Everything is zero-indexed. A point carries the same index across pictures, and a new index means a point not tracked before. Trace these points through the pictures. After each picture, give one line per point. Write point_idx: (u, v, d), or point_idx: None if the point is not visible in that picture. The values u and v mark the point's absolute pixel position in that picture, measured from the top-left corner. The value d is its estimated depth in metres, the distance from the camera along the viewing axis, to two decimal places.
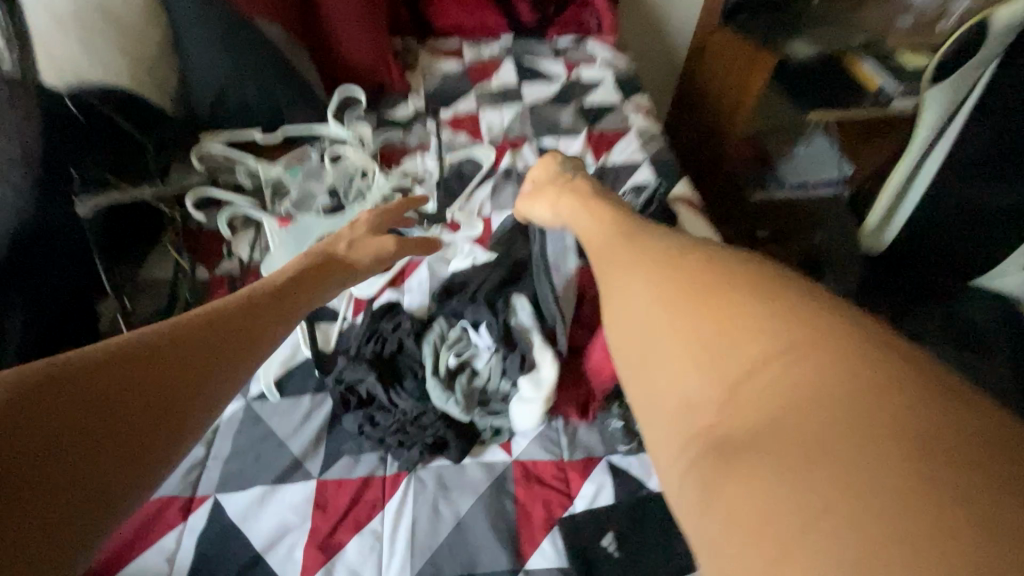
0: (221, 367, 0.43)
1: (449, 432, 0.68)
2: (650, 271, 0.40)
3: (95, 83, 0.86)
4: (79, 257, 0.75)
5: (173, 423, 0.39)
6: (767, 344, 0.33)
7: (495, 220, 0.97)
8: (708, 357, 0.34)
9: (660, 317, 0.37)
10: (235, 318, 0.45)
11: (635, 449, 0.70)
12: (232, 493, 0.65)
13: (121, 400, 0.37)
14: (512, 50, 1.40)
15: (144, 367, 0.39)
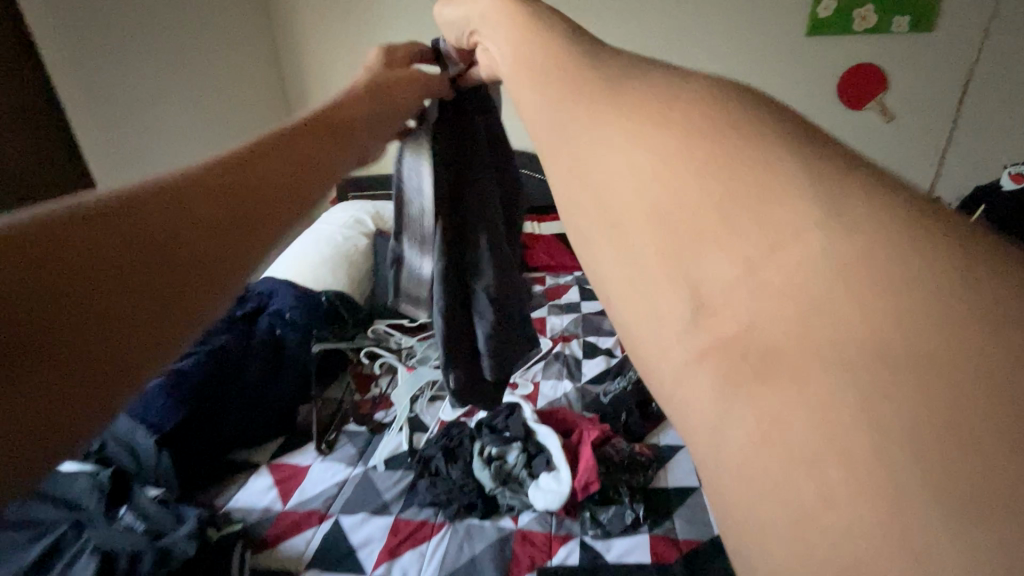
0: (331, 162, 0.42)
1: (479, 498, 1.06)
2: (613, 111, 0.26)
3: (329, 287, 1.61)
4: (300, 373, 1.35)
5: (299, 189, 0.36)
6: (757, 185, 0.20)
7: (541, 383, 1.48)
8: (733, 218, 0.20)
9: (642, 194, 0.23)
10: (341, 123, 0.46)
11: (601, 534, 1.00)
12: (346, 515, 1.08)
13: (256, 166, 0.34)
14: (579, 279, 2.04)
15: (273, 147, 0.37)
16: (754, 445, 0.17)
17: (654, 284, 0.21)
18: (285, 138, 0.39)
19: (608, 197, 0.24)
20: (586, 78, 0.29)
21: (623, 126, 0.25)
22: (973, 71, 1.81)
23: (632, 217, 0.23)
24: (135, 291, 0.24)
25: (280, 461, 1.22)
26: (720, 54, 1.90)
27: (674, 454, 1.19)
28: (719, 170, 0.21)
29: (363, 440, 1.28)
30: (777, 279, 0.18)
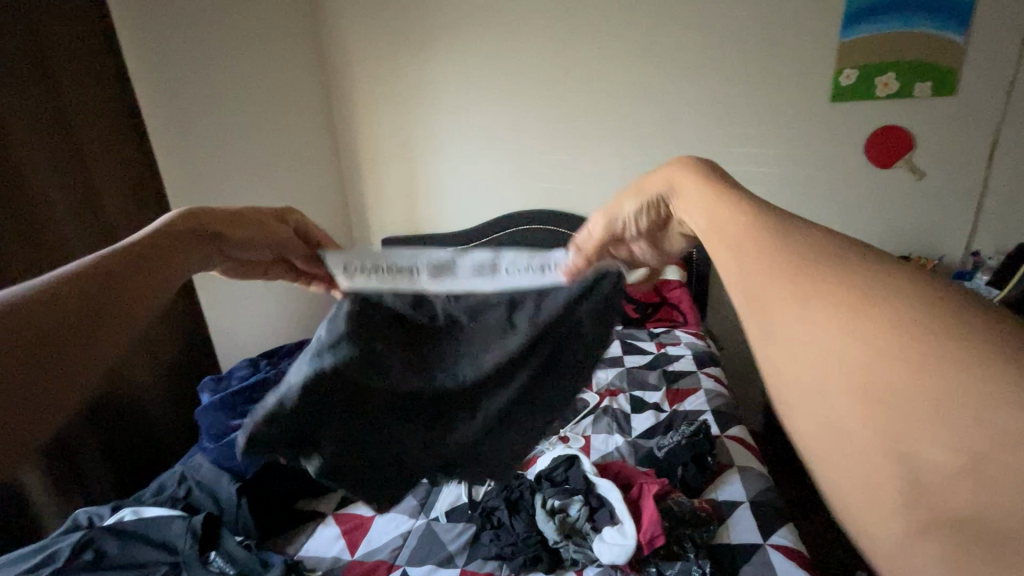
0: (158, 288, 0.40)
1: (543, 553, 1.07)
2: (806, 288, 0.30)
3: None
4: None
5: (110, 326, 0.35)
6: (961, 380, 0.23)
7: (592, 437, 1.49)
8: (954, 419, 0.23)
9: (842, 374, 0.27)
10: (167, 246, 0.44)
11: None
12: (413, 567, 1.10)
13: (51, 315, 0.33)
14: (620, 333, 2.08)
15: (78, 285, 0.35)
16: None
17: (861, 454, 0.26)
18: (100, 270, 0.37)
19: (808, 374, 0.28)
20: (763, 241, 0.34)
21: (810, 312, 0.29)
22: (998, 132, 1.88)
23: (836, 393, 0.27)
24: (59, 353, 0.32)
25: (347, 510, 1.25)
26: (750, 119, 2.01)
27: (735, 510, 1.20)
28: (940, 368, 0.24)
29: (422, 492, 1.30)
30: (1004, 475, 0.22)
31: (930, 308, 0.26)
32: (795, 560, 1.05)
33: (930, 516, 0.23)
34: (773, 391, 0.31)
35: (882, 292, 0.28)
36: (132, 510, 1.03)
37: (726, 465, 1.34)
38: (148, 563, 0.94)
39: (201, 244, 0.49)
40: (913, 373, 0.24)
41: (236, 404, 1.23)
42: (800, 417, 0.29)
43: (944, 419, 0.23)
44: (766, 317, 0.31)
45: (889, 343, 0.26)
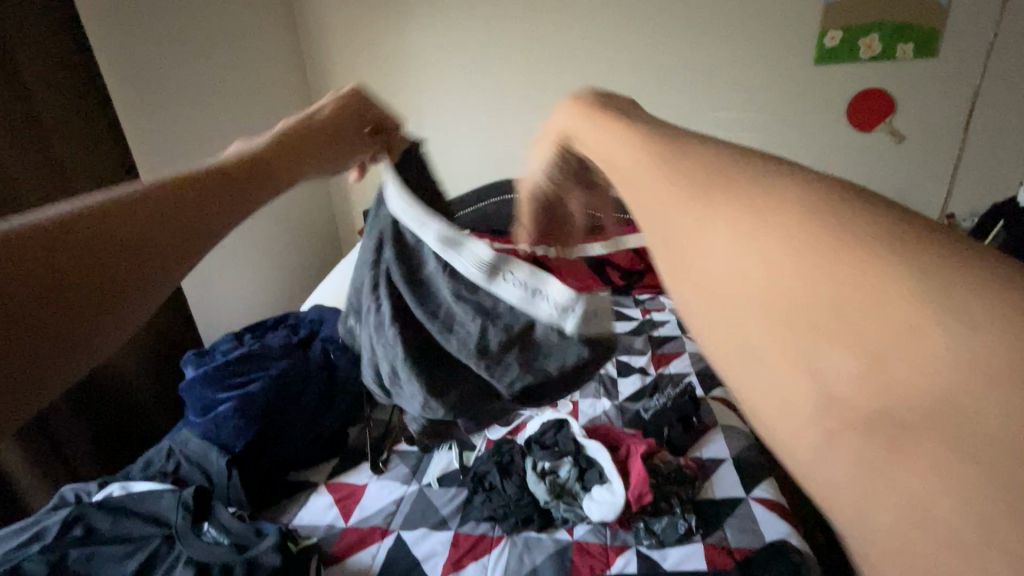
0: (226, 222, 0.35)
1: (535, 514, 1.10)
2: (672, 183, 0.24)
3: None
4: (350, 393, 1.37)
5: (173, 260, 0.30)
6: (832, 266, 0.18)
7: (579, 401, 1.52)
8: (838, 318, 0.18)
9: (743, 277, 0.21)
10: (246, 181, 0.39)
11: (656, 544, 1.04)
12: (407, 531, 1.12)
13: (120, 242, 0.28)
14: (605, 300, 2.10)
15: (153, 208, 0.30)
16: (897, 524, 0.16)
17: (767, 368, 0.20)
18: (182, 195, 0.32)
19: (688, 289, 0.23)
20: (626, 152, 0.29)
21: (705, 207, 0.23)
22: (977, 92, 1.89)
23: (719, 308, 0.21)
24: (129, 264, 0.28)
25: (340, 480, 1.26)
26: (735, 82, 1.99)
27: (718, 467, 1.24)
28: (812, 258, 0.19)
29: (413, 460, 1.32)
30: (904, 371, 0.16)
31: (870, 201, 0.21)
32: (777, 512, 1.10)
33: (833, 437, 0.18)
34: (675, 329, 0.25)
35: (802, 186, 0.21)
36: (120, 486, 1.02)
37: (710, 424, 1.38)
38: (138, 536, 0.92)
39: (286, 181, 0.45)
40: (818, 266, 0.19)
41: (223, 379, 1.21)
42: (699, 350, 0.23)
43: (835, 322, 0.18)
44: (640, 245, 0.26)
45: (786, 235, 0.20)
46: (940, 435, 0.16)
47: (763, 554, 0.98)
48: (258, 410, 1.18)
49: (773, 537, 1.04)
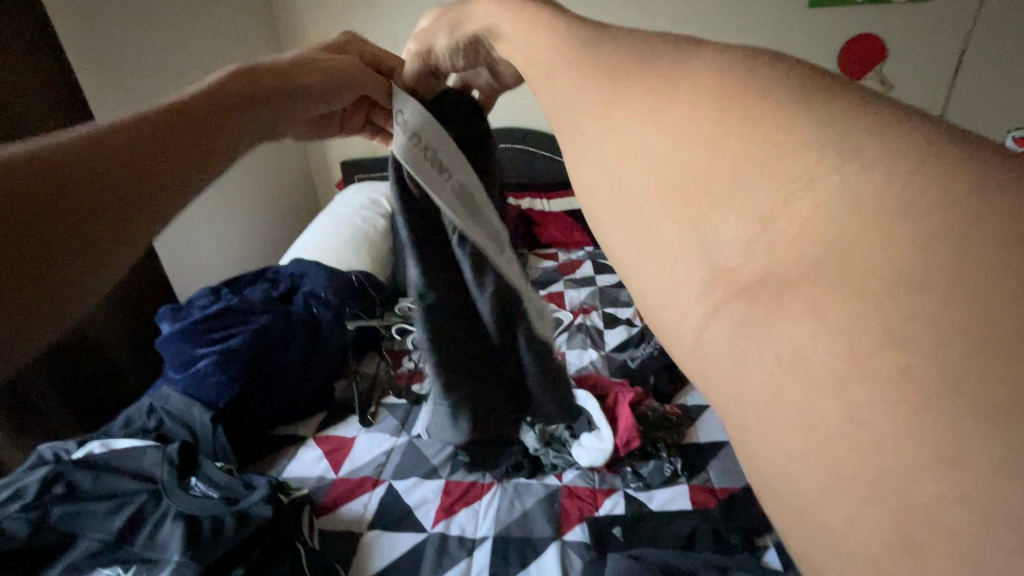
0: (193, 154, 0.40)
1: (524, 461, 1.12)
2: (624, 83, 0.27)
3: (351, 267, 1.63)
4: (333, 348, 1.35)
5: (149, 179, 0.36)
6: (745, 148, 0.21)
7: (566, 353, 1.52)
8: (745, 190, 0.21)
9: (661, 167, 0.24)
10: (208, 113, 0.44)
11: (643, 486, 1.07)
12: (398, 480, 1.13)
13: (104, 165, 0.34)
14: (591, 254, 2.08)
15: (122, 141, 0.36)
16: (776, 371, 0.18)
17: (678, 251, 0.22)
18: (145, 130, 0.38)
19: (619, 176, 0.26)
20: (604, 60, 0.29)
21: (641, 109, 0.25)
22: (970, 36, 1.85)
23: (646, 188, 0.24)
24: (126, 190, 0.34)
25: (328, 433, 1.26)
26: (726, 24, 1.90)
27: (703, 413, 1.26)
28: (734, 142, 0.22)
29: (402, 413, 1.32)
30: (791, 230, 0.19)
31: (815, 91, 0.22)
32: None
33: (727, 291, 0.20)
34: (595, 218, 0.28)
35: (732, 72, 0.23)
36: (100, 444, 0.99)
37: None
38: (122, 493, 0.90)
39: (256, 108, 0.48)
40: (721, 148, 0.22)
41: (202, 333, 1.17)
42: (616, 234, 0.26)
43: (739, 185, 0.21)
44: (578, 139, 0.29)
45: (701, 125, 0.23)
46: (813, 277, 0.18)
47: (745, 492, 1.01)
48: (240, 365, 1.15)
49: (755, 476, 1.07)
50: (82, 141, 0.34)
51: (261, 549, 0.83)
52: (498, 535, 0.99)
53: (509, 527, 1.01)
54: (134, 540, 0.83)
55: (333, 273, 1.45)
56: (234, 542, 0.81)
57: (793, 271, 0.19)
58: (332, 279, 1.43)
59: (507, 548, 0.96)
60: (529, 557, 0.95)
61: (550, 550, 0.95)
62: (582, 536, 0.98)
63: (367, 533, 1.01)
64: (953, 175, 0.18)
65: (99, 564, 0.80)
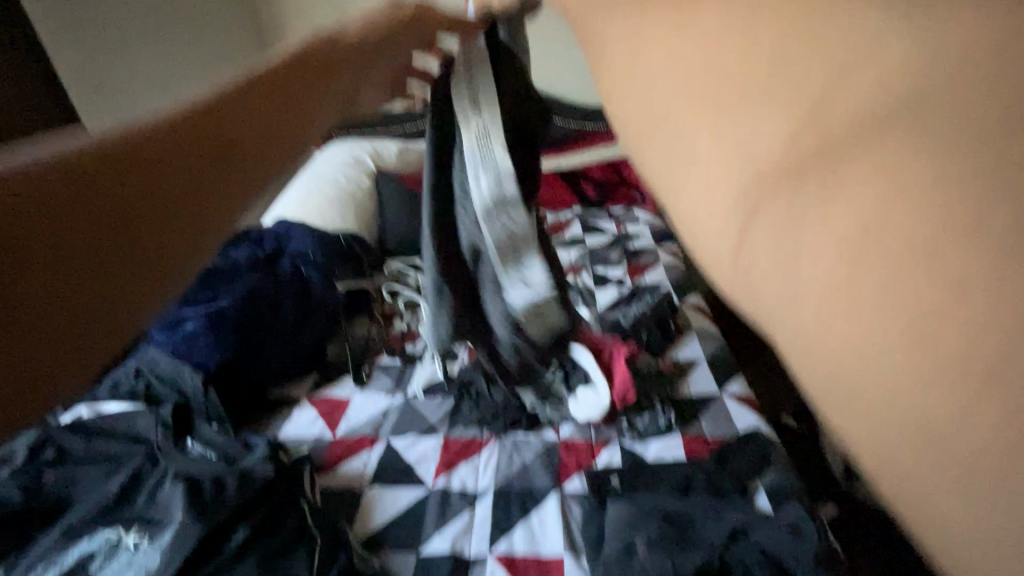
0: (252, 163, 0.36)
1: (522, 416, 1.13)
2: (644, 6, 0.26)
3: (336, 228, 1.58)
4: (324, 308, 1.33)
5: (226, 164, 0.34)
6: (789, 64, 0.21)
7: None
8: (790, 92, 0.21)
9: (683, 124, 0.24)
10: (287, 79, 0.39)
11: (638, 437, 1.09)
12: (397, 437, 1.14)
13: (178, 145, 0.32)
14: (580, 214, 2.06)
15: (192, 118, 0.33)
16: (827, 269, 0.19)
17: (717, 160, 0.22)
18: (219, 106, 0.35)
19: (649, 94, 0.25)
20: None
21: (669, 17, 0.24)
22: None
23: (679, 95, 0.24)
24: (160, 201, 0.31)
25: (323, 394, 1.25)
26: None
27: (694, 367, 1.29)
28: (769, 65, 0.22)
29: (397, 372, 1.32)
30: (849, 115, 0.20)
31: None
32: (748, 404, 1.17)
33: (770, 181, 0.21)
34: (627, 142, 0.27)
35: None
36: (89, 407, 0.96)
37: (686, 328, 1.42)
38: (116, 455, 0.88)
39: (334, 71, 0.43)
40: (779, 51, 0.22)
41: (188, 294, 1.14)
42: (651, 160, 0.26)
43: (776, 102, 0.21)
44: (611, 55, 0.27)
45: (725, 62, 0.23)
46: (863, 151, 0.19)
47: (737, 442, 1.05)
48: (230, 326, 1.12)
49: (746, 427, 1.11)
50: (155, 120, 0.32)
51: (266, 507, 0.82)
52: (499, 488, 1.01)
53: (509, 480, 1.03)
54: (133, 501, 0.82)
55: (319, 232, 1.41)
56: (237, 501, 0.81)
57: (842, 146, 0.19)
58: (319, 239, 1.39)
59: (508, 500, 0.99)
60: (530, 507, 0.97)
61: (550, 500, 0.98)
62: (581, 487, 1.00)
63: (368, 490, 1.02)
64: (1021, 86, 0.17)
65: (100, 523, 0.79)
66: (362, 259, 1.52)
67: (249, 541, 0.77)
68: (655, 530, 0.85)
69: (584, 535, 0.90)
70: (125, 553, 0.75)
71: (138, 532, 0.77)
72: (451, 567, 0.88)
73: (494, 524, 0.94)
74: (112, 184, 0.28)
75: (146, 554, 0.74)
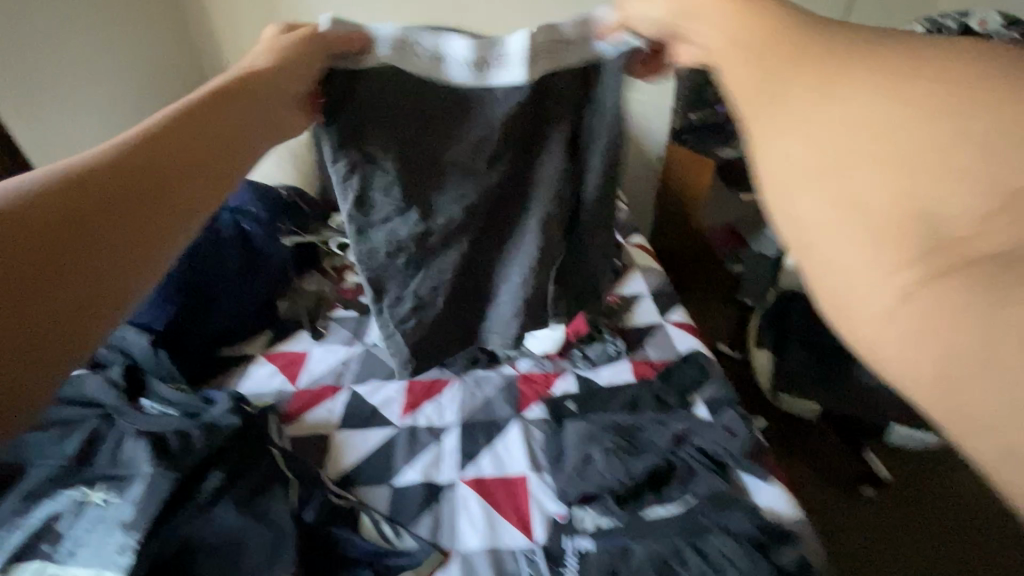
0: (152, 201, 0.48)
1: (481, 357, 1.20)
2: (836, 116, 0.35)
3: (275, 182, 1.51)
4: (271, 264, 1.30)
5: (146, 207, 0.47)
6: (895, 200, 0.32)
7: None
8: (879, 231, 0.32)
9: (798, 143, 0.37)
10: (157, 146, 0.51)
11: (589, 365, 1.18)
12: (359, 384, 1.17)
13: (113, 198, 0.46)
14: None
15: (102, 175, 0.46)
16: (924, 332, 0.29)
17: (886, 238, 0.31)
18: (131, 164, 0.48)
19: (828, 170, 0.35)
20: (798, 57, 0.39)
21: (821, 132, 0.36)
22: None
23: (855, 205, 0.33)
24: (88, 272, 0.42)
25: (278, 349, 1.25)
26: None
27: (638, 299, 1.39)
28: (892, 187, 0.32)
29: (352, 324, 1.34)
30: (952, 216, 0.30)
31: None
32: (686, 329, 1.28)
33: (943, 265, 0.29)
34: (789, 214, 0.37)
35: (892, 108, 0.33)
36: None
37: (630, 265, 1.51)
38: (68, 420, 0.86)
39: (226, 109, 0.58)
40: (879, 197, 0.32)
41: None
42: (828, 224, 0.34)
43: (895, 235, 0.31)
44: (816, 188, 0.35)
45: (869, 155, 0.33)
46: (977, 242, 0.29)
47: (678, 361, 1.16)
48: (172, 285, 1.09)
49: (686, 348, 1.22)
50: (83, 188, 0.45)
51: (237, 452, 0.84)
52: (464, 420, 1.07)
53: (472, 413, 1.09)
54: (94, 462, 0.80)
55: (255, 184, 1.36)
56: (206, 451, 0.81)
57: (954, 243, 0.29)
58: (257, 191, 1.35)
59: (473, 430, 1.05)
60: (494, 435, 1.04)
61: (511, 426, 1.05)
62: (540, 413, 1.08)
63: (335, 433, 1.05)
64: None
65: (61, 487, 0.77)
66: (305, 213, 1.48)
67: (223, 487, 0.79)
68: (610, 440, 0.94)
69: (545, 454, 0.98)
70: (94, 511, 0.74)
71: (105, 490, 0.77)
72: (423, 495, 0.93)
73: (462, 453, 1.01)
74: (47, 260, 0.41)
75: (118, 508, 0.73)
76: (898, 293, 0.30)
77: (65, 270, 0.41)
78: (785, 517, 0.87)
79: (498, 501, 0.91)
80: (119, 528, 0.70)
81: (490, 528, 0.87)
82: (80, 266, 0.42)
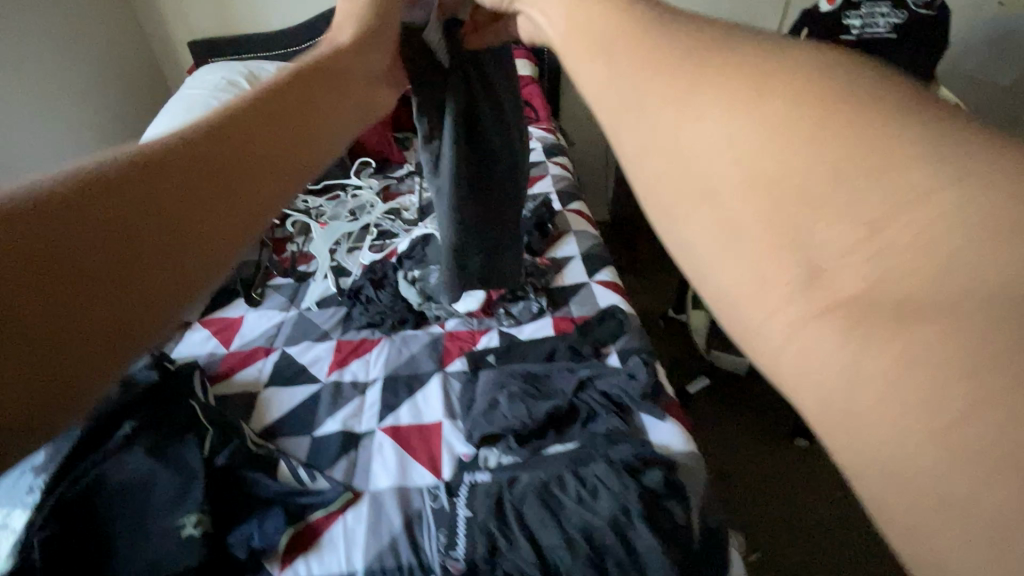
0: (217, 199, 0.36)
1: (410, 316, 1.23)
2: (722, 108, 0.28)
3: None
4: None
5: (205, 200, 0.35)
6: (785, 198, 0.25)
7: None
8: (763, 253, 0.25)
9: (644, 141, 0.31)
10: (244, 130, 0.40)
11: (514, 322, 1.23)
12: (291, 346, 1.20)
13: (195, 167, 0.36)
14: None
15: (205, 146, 0.37)
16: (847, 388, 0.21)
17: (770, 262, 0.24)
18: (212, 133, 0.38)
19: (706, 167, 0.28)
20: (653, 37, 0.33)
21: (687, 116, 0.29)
22: None
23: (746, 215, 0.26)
24: (124, 283, 0.30)
25: (214, 316, 1.28)
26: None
27: (569, 262, 1.43)
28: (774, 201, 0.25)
29: (289, 291, 1.37)
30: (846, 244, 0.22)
31: None
32: (611, 288, 1.33)
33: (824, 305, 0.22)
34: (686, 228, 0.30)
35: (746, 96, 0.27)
36: None
37: (566, 230, 1.55)
38: None
39: (317, 95, 0.48)
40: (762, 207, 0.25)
41: None
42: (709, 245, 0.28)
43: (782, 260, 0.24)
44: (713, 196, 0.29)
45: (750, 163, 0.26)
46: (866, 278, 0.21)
47: (597, 316, 1.21)
48: None
49: (607, 304, 1.27)
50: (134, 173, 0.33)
51: (152, 403, 0.89)
52: (388, 376, 1.12)
53: (396, 369, 1.13)
54: None
55: None
56: (120, 403, 0.87)
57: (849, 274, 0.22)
58: None
59: (395, 384, 1.10)
60: (415, 387, 1.09)
61: (432, 380, 1.10)
62: (462, 367, 1.12)
63: (263, 391, 1.09)
64: None
65: None
66: None
67: (135, 433, 0.85)
68: (517, 386, 1.00)
69: (459, 403, 1.03)
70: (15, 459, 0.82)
71: None
72: (342, 442, 0.98)
73: (383, 405, 1.05)
74: (56, 255, 0.28)
75: (31, 456, 0.80)
76: (798, 315, 0.22)
77: (84, 272, 0.29)
78: (677, 453, 0.93)
79: (412, 447, 0.97)
80: (30, 471, 0.78)
81: (401, 469, 0.92)
82: (116, 276, 0.30)
